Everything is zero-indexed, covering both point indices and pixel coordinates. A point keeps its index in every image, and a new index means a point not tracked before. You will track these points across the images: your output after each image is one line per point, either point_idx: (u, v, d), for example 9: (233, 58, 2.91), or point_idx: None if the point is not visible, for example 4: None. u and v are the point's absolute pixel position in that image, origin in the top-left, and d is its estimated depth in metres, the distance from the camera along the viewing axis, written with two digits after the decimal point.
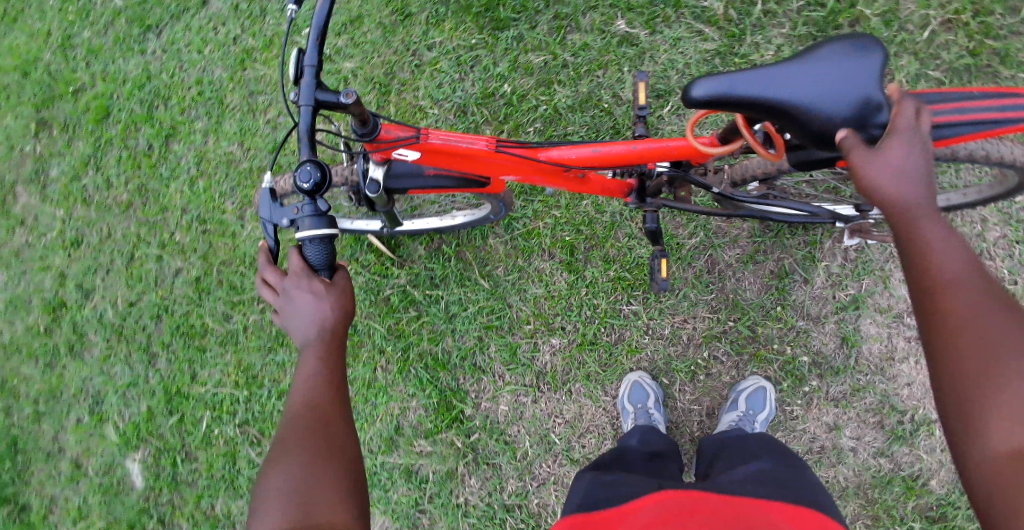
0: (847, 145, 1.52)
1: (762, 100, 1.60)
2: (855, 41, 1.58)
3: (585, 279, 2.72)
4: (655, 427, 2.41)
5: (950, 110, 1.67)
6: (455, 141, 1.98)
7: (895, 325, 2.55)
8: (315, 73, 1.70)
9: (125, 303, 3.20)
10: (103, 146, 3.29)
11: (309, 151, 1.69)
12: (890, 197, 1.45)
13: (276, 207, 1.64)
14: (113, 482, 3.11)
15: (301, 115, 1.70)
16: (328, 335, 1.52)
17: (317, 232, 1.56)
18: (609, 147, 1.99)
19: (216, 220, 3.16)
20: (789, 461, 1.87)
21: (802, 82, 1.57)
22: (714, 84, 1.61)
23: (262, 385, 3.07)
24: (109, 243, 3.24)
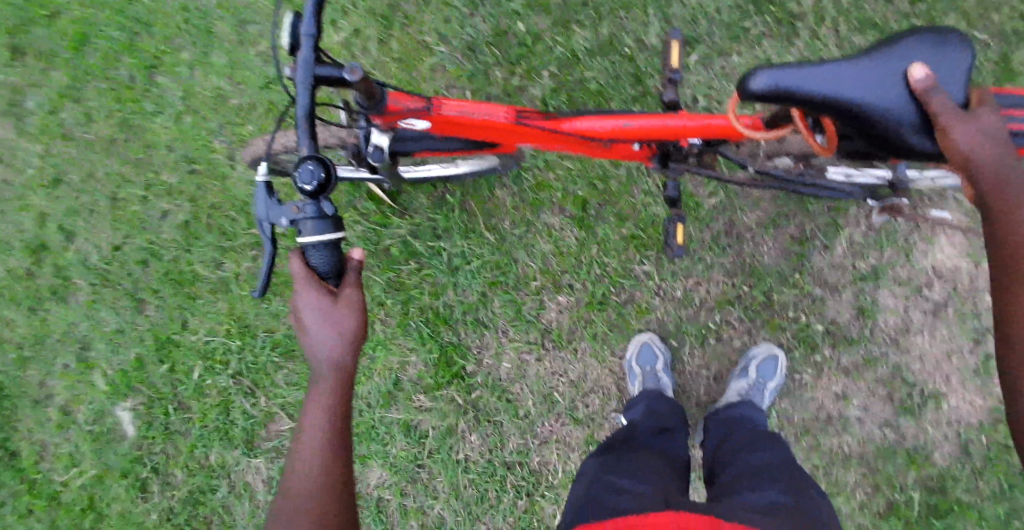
0: (938, 109, 1.48)
1: (825, 95, 1.54)
2: (939, 38, 1.52)
3: (596, 237, 2.61)
4: (663, 393, 2.38)
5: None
6: (471, 112, 2.00)
7: (913, 297, 2.47)
8: (313, 45, 1.62)
9: (110, 247, 3.05)
10: (81, 77, 3.06)
11: (307, 141, 1.62)
12: (988, 159, 1.45)
13: (273, 206, 1.63)
14: (104, 430, 3.05)
15: (299, 93, 1.63)
16: (339, 354, 1.54)
17: (320, 237, 1.55)
18: (640, 122, 2.00)
19: (205, 160, 2.99)
20: (796, 489, 1.76)
21: (865, 77, 1.52)
22: (781, 77, 1.53)
23: (256, 335, 2.97)
24: (91, 181, 3.06)
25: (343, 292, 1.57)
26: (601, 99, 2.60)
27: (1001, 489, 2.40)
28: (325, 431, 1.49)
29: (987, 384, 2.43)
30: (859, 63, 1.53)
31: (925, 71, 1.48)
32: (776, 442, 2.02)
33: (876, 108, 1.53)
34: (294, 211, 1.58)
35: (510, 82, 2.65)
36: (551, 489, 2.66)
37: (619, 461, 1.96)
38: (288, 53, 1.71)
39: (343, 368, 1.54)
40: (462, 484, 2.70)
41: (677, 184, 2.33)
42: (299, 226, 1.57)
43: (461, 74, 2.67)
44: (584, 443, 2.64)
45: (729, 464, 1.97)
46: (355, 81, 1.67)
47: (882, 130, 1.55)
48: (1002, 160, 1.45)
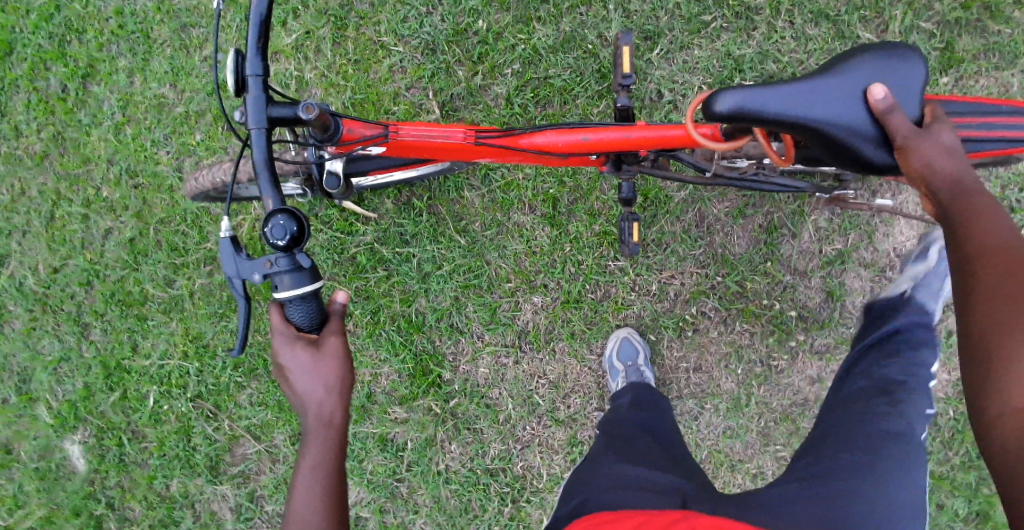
0: (896, 127, 1.53)
1: (791, 116, 1.53)
2: (893, 53, 1.57)
3: (568, 234, 2.58)
4: (647, 384, 2.32)
5: (977, 126, 1.70)
6: (429, 136, 1.95)
7: (878, 279, 2.52)
8: (261, 84, 1.63)
9: (48, 270, 2.85)
10: (8, 89, 2.85)
11: (272, 190, 1.59)
12: (945, 172, 1.47)
13: (242, 262, 1.57)
14: (52, 466, 2.86)
15: (254, 138, 1.62)
16: (330, 400, 1.53)
17: (298, 291, 1.52)
18: (601, 135, 1.95)
19: (149, 172, 2.81)
20: (856, 467, 1.71)
21: (824, 95, 1.55)
22: (750, 98, 1.51)
23: (215, 355, 2.81)
24: (23, 201, 2.85)
25: (326, 341, 1.54)
26: (566, 96, 2.58)
27: (970, 457, 2.48)
28: (322, 472, 1.49)
29: (951, 358, 2.50)
30: (823, 82, 1.55)
31: (885, 91, 1.53)
32: (863, 396, 1.90)
33: (841, 126, 1.55)
34: (267, 265, 1.54)
35: (472, 81, 2.60)
36: (536, 493, 2.61)
37: (622, 448, 1.93)
38: (237, 96, 1.66)
39: (336, 410, 1.53)
40: (444, 495, 2.64)
41: (632, 185, 2.27)
42: (275, 280, 1.54)
43: (421, 74, 2.61)
44: (567, 445, 2.60)
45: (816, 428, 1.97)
46: (310, 119, 1.61)
47: (844, 145, 1.57)
48: (962, 173, 1.47)
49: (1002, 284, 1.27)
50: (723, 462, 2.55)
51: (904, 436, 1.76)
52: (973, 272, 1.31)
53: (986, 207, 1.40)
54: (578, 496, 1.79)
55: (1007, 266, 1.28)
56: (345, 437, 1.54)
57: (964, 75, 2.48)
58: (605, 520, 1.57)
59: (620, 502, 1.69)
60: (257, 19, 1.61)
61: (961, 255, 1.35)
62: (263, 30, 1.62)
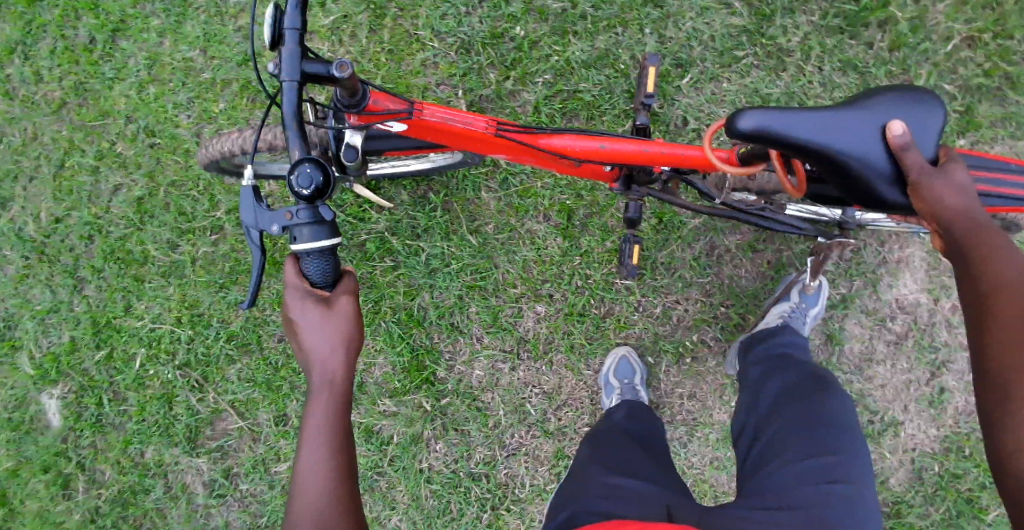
0: (911, 164, 1.50)
1: (808, 142, 1.51)
2: (916, 94, 1.54)
3: (579, 248, 2.57)
4: (640, 402, 2.28)
5: (988, 181, 1.66)
6: (451, 119, 1.90)
7: (878, 328, 2.55)
8: (297, 38, 1.60)
9: (50, 219, 2.82)
10: (34, 33, 2.81)
11: (298, 144, 1.60)
12: (955, 210, 1.47)
13: (262, 212, 1.57)
14: (25, 418, 2.83)
15: (285, 90, 1.60)
16: (336, 357, 1.51)
17: (316, 244, 1.52)
18: (618, 145, 1.93)
19: (167, 134, 2.78)
20: (830, 475, 1.73)
21: (846, 125, 1.51)
22: (765, 120, 1.50)
23: (209, 325, 2.77)
24: (34, 146, 2.82)
25: (336, 300, 1.54)
26: (593, 111, 2.59)
27: (950, 514, 2.50)
28: (328, 432, 1.46)
29: (940, 414, 2.52)
30: (840, 112, 1.52)
31: (903, 127, 1.50)
32: (792, 397, 1.95)
33: (856, 158, 1.52)
34: (286, 216, 1.53)
35: (502, 85, 2.62)
36: (516, 503, 2.59)
37: (609, 454, 1.93)
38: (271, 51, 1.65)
39: (340, 369, 1.51)
40: (423, 494, 2.61)
41: (638, 206, 2.24)
42: (293, 233, 1.53)
43: (452, 72, 2.62)
44: (553, 457, 2.59)
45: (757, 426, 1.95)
46: (344, 78, 1.59)
47: (859, 180, 1.54)
48: (973, 211, 1.46)
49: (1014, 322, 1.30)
50: (707, 491, 2.55)
51: (849, 427, 1.83)
52: (989, 315, 1.33)
53: (1000, 246, 1.40)
54: (566, 508, 1.77)
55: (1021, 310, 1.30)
56: (348, 396, 1.52)
57: (980, 139, 2.54)
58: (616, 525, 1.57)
59: (617, 512, 1.71)
60: None
61: (975, 299, 1.36)
62: None
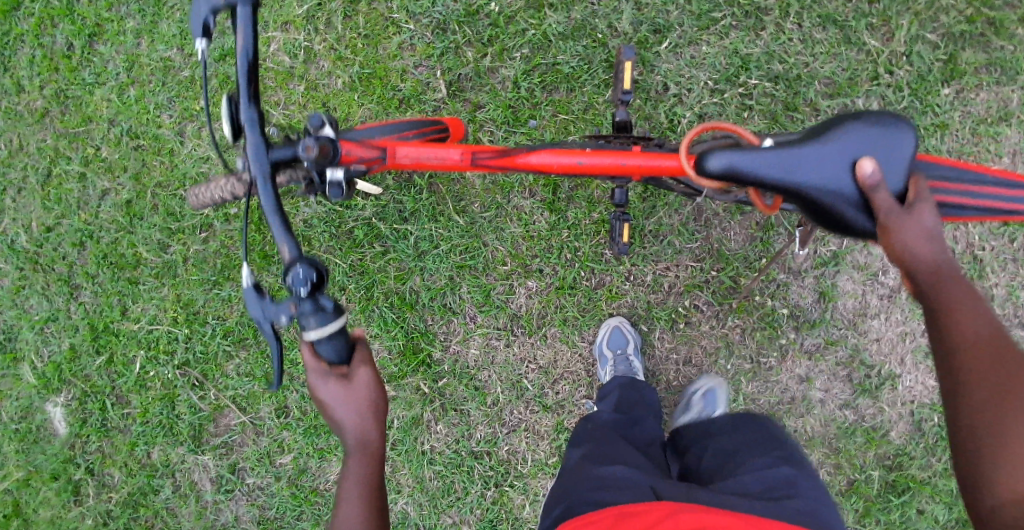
0: (878, 202, 1.57)
1: (778, 180, 1.61)
2: (886, 124, 1.62)
3: (567, 221, 2.57)
4: (637, 380, 2.37)
5: (956, 192, 1.69)
6: (426, 157, 1.94)
7: (870, 282, 2.52)
8: (259, 130, 1.65)
9: (40, 228, 2.84)
10: (13, 44, 2.83)
11: (288, 239, 1.59)
12: (923, 256, 1.52)
13: (267, 305, 1.55)
14: (32, 428, 2.86)
15: (261, 187, 1.64)
16: (366, 422, 1.62)
17: (325, 330, 1.52)
18: (596, 160, 1.91)
19: (151, 135, 2.79)
20: (782, 463, 1.78)
21: (816, 160, 1.60)
22: (737, 160, 1.59)
23: (205, 322, 2.78)
24: (20, 157, 2.83)
25: (358, 373, 1.62)
26: (573, 83, 2.57)
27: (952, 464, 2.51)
28: (361, 484, 1.60)
29: None
30: (812, 148, 1.61)
31: (873, 166, 1.57)
32: (741, 419, 2.02)
33: (826, 191, 1.61)
34: (292, 307, 1.55)
35: (481, 62, 2.61)
36: (520, 478, 2.61)
37: (606, 448, 1.94)
38: (233, 140, 1.70)
39: (372, 432, 1.63)
40: (427, 476, 2.64)
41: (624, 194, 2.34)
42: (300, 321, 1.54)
43: (430, 53, 2.62)
44: (553, 431, 2.60)
45: (721, 437, 1.97)
46: (310, 157, 1.68)
47: (828, 210, 1.63)
48: (940, 258, 1.52)
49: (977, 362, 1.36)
50: None
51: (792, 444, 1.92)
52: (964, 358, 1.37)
53: (965, 297, 1.45)
54: (561, 504, 1.79)
55: (996, 350, 1.37)
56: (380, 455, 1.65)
57: (965, 87, 2.49)
58: (590, 520, 1.59)
59: (606, 500, 1.70)
60: (247, 63, 1.65)
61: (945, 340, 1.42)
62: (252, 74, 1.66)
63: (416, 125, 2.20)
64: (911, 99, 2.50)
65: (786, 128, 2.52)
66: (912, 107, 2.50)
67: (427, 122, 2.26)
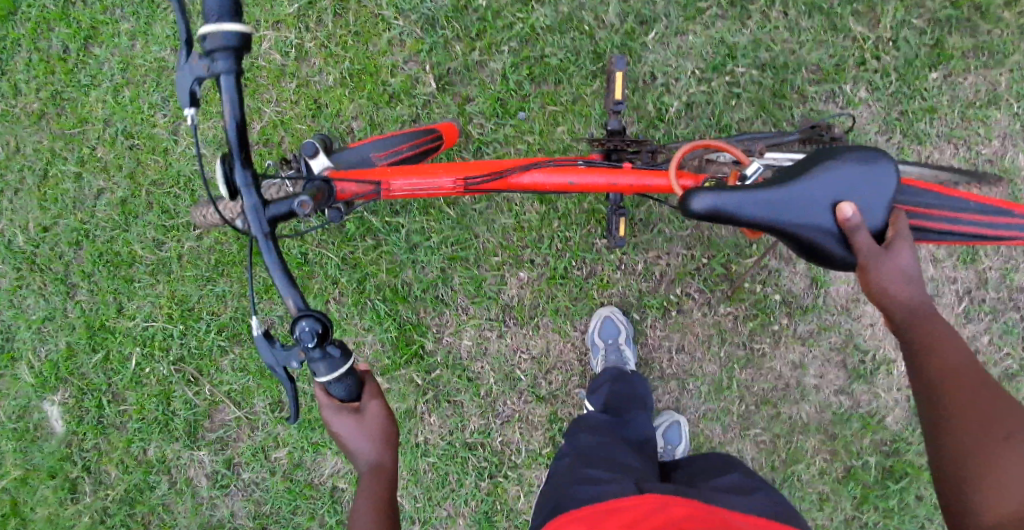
0: (858, 244, 1.54)
1: (760, 220, 1.57)
2: (868, 162, 1.58)
3: (558, 211, 2.56)
4: (625, 370, 2.41)
5: (941, 220, 1.64)
6: (418, 187, 1.87)
7: None
8: (253, 190, 1.57)
9: (37, 229, 2.86)
10: (9, 47, 2.84)
11: (294, 295, 1.54)
12: (901, 299, 1.52)
13: (279, 351, 1.51)
14: (29, 427, 2.88)
15: (262, 247, 1.57)
16: (381, 448, 1.58)
17: (336, 374, 1.48)
18: (587, 180, 1.88)
19: (145, 134, 2.81)
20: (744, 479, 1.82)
21: (799, 200, 1.56)
22: (720, 201, 1.54)
23: (199, 318, 2.80)
24: (17, 159, 2.85)
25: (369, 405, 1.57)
26: (561, 74, 2.58)
27: None
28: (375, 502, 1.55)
29: None
30: (794, 187, 1.56)
31: (854, 209, 1.54)
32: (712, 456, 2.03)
33: (808, 230, 1.57)
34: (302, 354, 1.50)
35: (469, 56, 2.62)
36: (514, 469, 2.62)
37: (605, 441, 2.00)
38: (229, 199, 1.63)
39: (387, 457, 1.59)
40: (422, 468, 2.65)
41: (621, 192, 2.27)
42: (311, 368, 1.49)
43: (420, 48, 2.63)
44: (547, 421, 2.61)
45: (698, 465, 2.00)
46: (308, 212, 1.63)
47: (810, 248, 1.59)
48: (916, 300, 1.52)
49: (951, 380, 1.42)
50: (703, 444, 2.57)
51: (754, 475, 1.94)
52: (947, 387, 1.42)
53: (942, 332, 1.50)
54: (549, 504, 1.82)
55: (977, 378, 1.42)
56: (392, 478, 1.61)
57: (953, 71, 2.49)
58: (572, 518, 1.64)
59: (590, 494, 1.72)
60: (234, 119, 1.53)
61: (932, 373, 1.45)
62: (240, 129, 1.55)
63: (409, 138, 2.16)
64: (899, 83, 2.50)
65: (774, 115, 2.52)
66: (900, 92, 2.50)
67: (421, 131, 2.20)
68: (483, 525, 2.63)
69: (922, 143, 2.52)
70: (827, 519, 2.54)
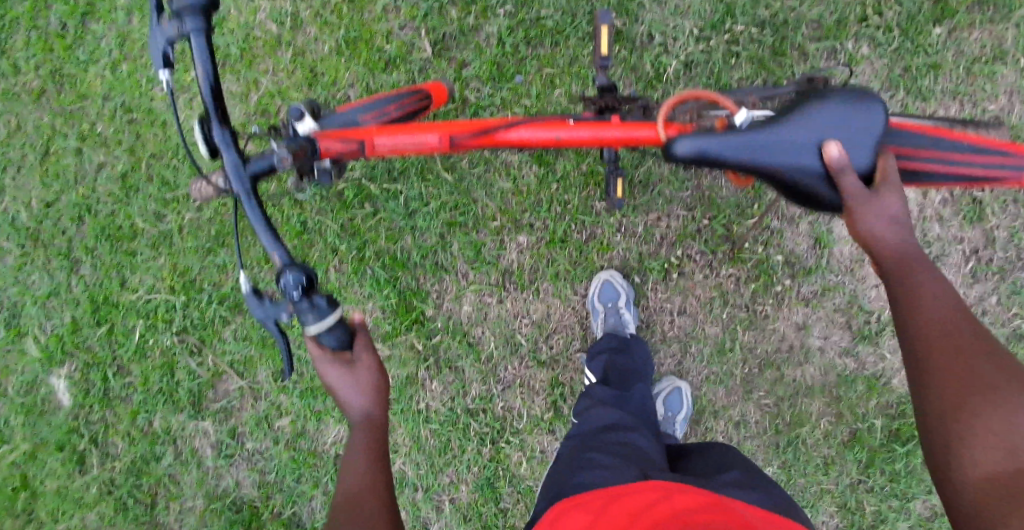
0: (844, 185, 1.51)
1: (744, 162, 1.55)
2: (854, 100, 1.54)
3: (556, 174, 2.55)
4: (620, 334, 2.46)
5: (931, 161, 1.60)
6: (403, 144, 1.77)
7: None
8: (232, 145, 1.51)
9: (40, 205, 2.86)
10: (9, 26, 2.83)
11: (276, 245, 1.48)
12: (887, 243, 1.49)
13: (267, 304, 1.46)
14: (37, 402, 2.90)
15: (243, 203, 1.50)
16: (370, 404, 1.49)
17: (324, 323, 1.42)
18: (573, 136, 1.77)
19: (144, 108, 2.81)
20: (745, 472, 1.90)
21: (785, 141, 1.53)
22: (701, 145, 1.53)
23: (202, 290, 2.81)
24: (19, 136, 2.86)
25: (359, 358, 1.49)
26: (558, 37, 2.56)
27: None
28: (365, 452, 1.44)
29: None
30: (780, 128, 1.53)
31: (839, 149, 1.50)
32: (716, 447, 2.12)
33: (794, 169, 1.54)
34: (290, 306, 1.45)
35: (464, 21, 2.61)
36: (516, 435, 2.62)
37: (619, 416, 2.10)
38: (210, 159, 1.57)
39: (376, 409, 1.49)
40: (424, 435, 2.66)
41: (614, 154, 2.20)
42: (300, 319, 1.44)
43: (415, 14, 2.62)
44: (548, 386, 2.60)
45: (702, 455, 2.08)
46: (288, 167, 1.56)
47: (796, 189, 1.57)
48: (903, 245, 1.49)
49: (952, 365, 1.31)
50: (708, 408, 2.53)
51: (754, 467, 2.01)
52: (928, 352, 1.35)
53: (926, 282, 1.44)
54: (556, 487, 1.91)
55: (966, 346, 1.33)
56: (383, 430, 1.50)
57: (958, 26, 2.41)
58: (578, 502, 1.74)
59: (596, 480, 1.81)
60: (208, 75, 1.47)
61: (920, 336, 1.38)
62: (216, 84, 1.49)
63: (394, 98, 2.03)
64: (902, 40, 2.43)
65: (774, 73, 2.47)
66: (903, 48, 2.43)
67: (406, 91, 2.07)
68: (486, 491, 2.63)
69: (926, 100, 2.44)
70: (833, 484, 2.48)
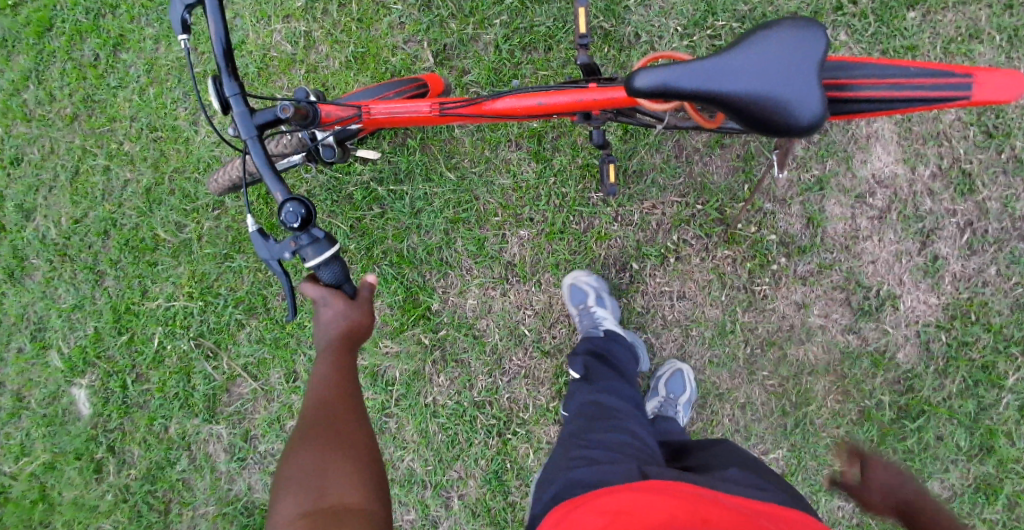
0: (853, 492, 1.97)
1: (703, 92, 1.65)
2: (796, 28, 1.65)
3: (553, 168, 2.65)
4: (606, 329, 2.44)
5: (888, 88, 1.76)
6: (398, 111, 2.05)
7: (859, 204, 2.50)
8: (240, 100, 1.79)
9: (69, 221, 3.02)
10: (45, 59, 3.06)
11: (278, 185, 1.74)
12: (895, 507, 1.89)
13: (272, 245, 1.70)
14: (58, 412, 2.97)
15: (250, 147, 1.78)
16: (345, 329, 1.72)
17: (322, 257, 1.69)
18: (553, 99, 1.96)
19: (168, 127, 3.00)
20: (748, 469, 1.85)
21: (736, 70, 1.65)
22: (659, 76, 1.64)
23: (219, 295, 2.93)
24: (52, 158, 3.05)
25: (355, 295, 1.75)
26: (550, 42, 2.74)
27: (968, 384, 2.45)
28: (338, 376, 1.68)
29: (938, 283, 2.47)
30: (742, 56, 1.65)
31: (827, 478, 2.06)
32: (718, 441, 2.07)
33: (749, 96, 1.65)
34: (292, 243, 1.70)
35: (464, 32, 2.78)
36: (522, 426, 2.64)
37: (618, 408, 2.11)
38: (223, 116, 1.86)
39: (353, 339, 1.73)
40: (432, 430, 2.68)
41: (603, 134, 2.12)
42: (301, 255, 1.71)
43: (418, 28, 2.80)
44: (553, 375, 2.64)
45: (699, 452, 2.04)
46: (288, 116, 1.83)
47: (753, 116, 1.67)
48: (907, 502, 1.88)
49: None
50: (711, 391, 2.55)
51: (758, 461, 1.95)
52: None
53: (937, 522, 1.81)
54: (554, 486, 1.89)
55: None
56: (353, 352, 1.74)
57: (930, 11, 2.53)
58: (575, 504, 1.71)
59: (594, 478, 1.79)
60: (223, 47, 1.80)
61: None
62: (228, 54, 1.81)
63: (393, 86, 2.23)
64: (878, 26, 2.55)
65: None
66: (879, 33, 2.56)
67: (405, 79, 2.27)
68: (493, 485, 2.62)
69: None
70: None
